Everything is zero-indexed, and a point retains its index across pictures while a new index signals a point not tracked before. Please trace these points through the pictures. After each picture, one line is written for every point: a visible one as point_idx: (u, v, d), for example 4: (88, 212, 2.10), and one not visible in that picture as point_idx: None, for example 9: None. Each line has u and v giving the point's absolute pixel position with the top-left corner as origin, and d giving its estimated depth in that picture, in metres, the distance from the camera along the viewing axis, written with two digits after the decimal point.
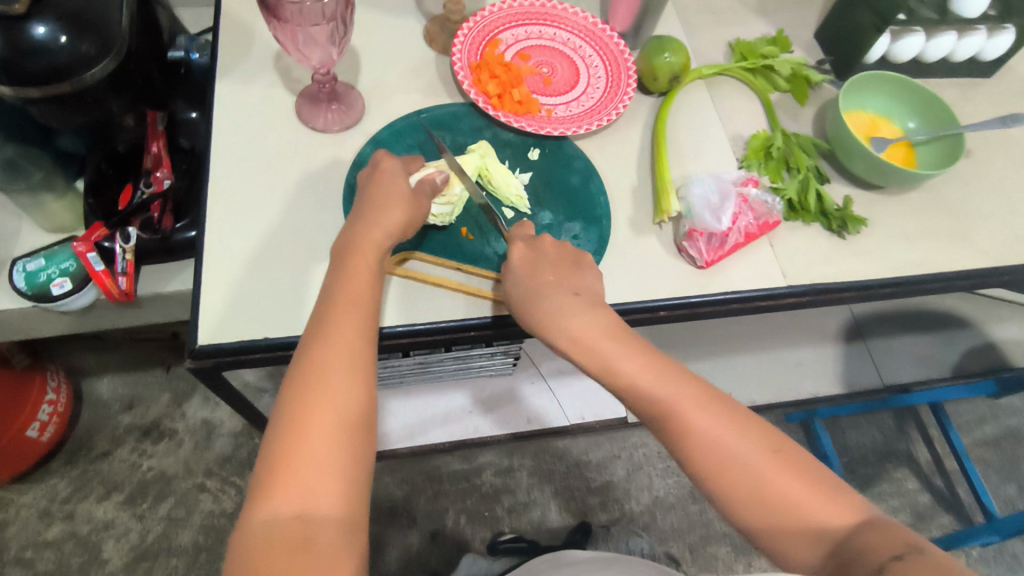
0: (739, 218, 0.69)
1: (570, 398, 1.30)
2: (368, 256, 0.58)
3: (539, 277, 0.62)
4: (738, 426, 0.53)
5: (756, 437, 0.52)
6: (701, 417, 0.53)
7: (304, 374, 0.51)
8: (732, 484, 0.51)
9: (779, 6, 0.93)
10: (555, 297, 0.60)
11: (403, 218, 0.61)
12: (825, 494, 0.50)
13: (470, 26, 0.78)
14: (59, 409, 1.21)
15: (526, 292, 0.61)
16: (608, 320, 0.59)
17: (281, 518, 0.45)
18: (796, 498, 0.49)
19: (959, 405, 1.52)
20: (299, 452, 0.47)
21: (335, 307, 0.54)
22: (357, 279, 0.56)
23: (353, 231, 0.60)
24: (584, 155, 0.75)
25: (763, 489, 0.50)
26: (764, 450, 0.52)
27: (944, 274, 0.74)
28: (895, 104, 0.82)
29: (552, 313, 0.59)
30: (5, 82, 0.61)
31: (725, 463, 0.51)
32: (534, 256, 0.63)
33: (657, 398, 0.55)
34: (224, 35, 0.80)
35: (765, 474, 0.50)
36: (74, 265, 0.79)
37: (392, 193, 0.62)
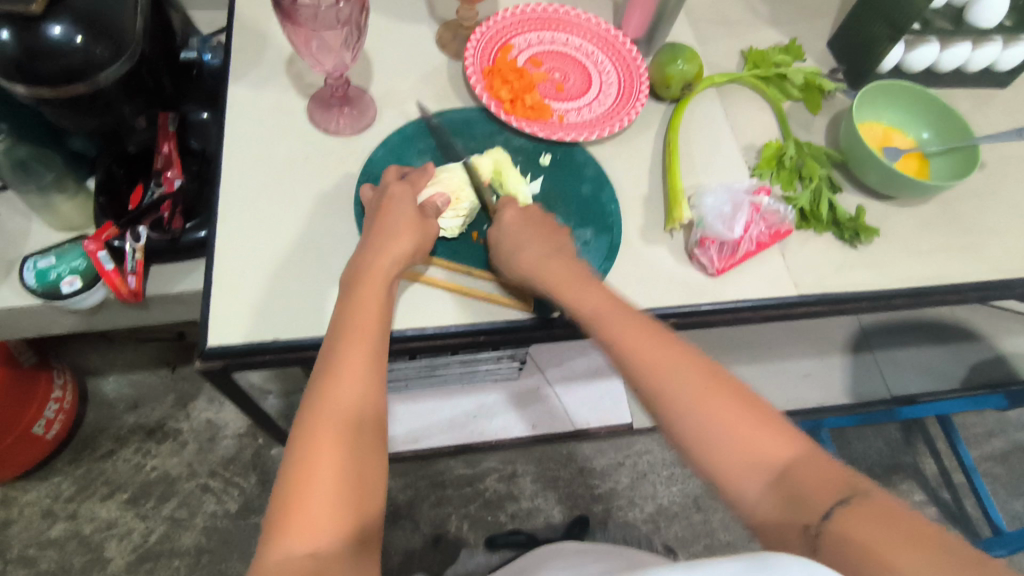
0: (750, 227, 0.70)
1: (575, 405, 1.28)
2: (376, 287, 0.59)
3: (523, 229, 0.65)
4: (688, 361, 0.53)
5: (705, 373, 0.53)
6: (653, 349, 0.54)
7: (316, 408, 0.51)
8: (679, 414, 0.51)
9: (792, 15, 0.93)
10: (535, 247, 0.64)
11: (410, 246, 0.62)
12: (772, 429, 0.50)
13: (482, 33, 0.79)
14: (65, 407, 1.21)
15: (507, 244, 0.65)
16: (577, 266, 0.62)
17: (296, 553, 0.45)
18: (740, 430, 0.49)
19: (967, 418, 1.51)
20: (313, 485, 0.48)
21: (347, 341, 0.55)
22: (368, 311, 0.57)
23: (363, 259, 0.61)
24: (595, 162, 0.75)
25: (709, 421, 0.50)
26: (711, 383, 0.52)
27: (957, 286, 0.73)
28: (909, 114, 0.82)
29: (532, 259, 0.63)
30: (20, 82, 0.61)
31: (673, 395, 0.52)
32: (523, 218, 0.66)
33: (612, 331, 0.56)
34: (237, 39, 0.80)
35: (710, 407, 0.51)
36: (84, 264, 0.79)
37: (401, 221, 0.63)
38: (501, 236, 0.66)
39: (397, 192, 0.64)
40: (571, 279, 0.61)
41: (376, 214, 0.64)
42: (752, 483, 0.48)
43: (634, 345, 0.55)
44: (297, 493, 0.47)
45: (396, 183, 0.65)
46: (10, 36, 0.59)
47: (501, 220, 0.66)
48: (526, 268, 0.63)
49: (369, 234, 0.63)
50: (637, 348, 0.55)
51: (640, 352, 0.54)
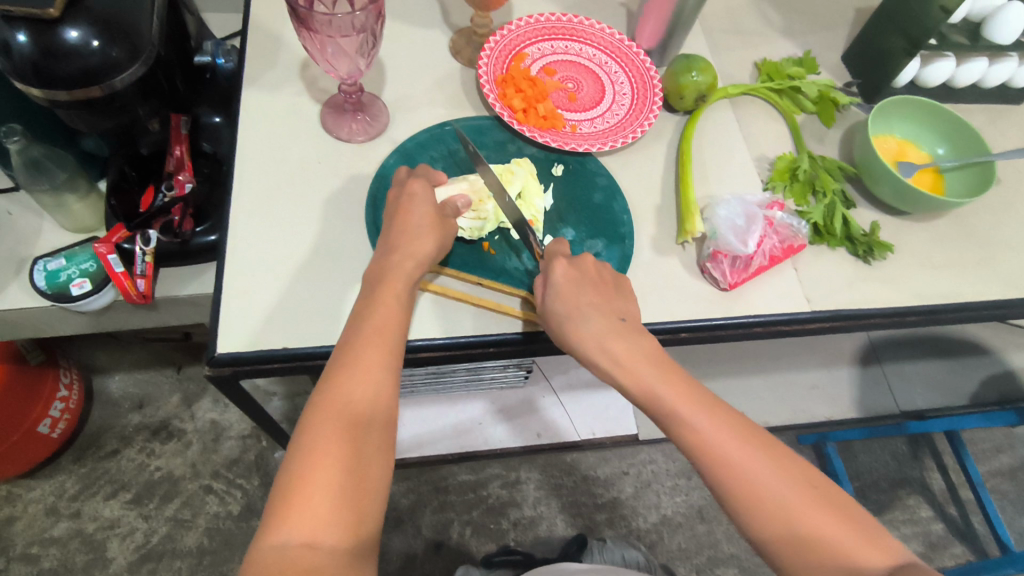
0: (763, 241, 0.69)
1: (580, 413, 1.27)
2: (396, 287, 0.59)
3: (580, 295, 0.61)
4: (778, 464, 0.52)
5: (796, 478, 0.52)
6: (739, 450, 0.53)
7: (327, 401, 0.52)
8: (775, 525, 0.50)
9: (806, 27, 0.93)
10: (594, 320, 0.60)
11: (431, 248, 0.62)
12: (871, 540, 0.49)
13: (495, 41, 0.79)
14: (71, 406, 1.21)
15: (564, 315, 0.61)
16: (646, 346, 0.59)
17: (293, 544, 0.46)
18: (834, 538, 0.49)
19: (975, 433, 1.49)
20: (316, 476, 0.48)
21: (364, 337, 0.56)
22: (385, 310, 0.58)
23: (382, 260, 0.61)
24: (607, 172, 0.74)
25: (808, 535, 0.49)
26: (805, 489, 0.51)
27: (971, 302, 0.73)
28: (924, 129, 0.81)
29: (593, 334, 0.59)
30: (36, 84, 0.61)
31: (770, 504, 0.50)
32: (578, 276, 0.63)
33: (693, 428, 0.54)
34: (252, 43, 0.81)
35: (807, 517, 0.49)
36: (94, 266, 0.79)
37: (422, 221, 0.63)
38: (555, 299, 0.62)
39: (416, 191, 0.64)
40: (638, 357, 0.58)
41: (395, 213, 0.64)
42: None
43: (723, 446, 0.53)
44: (299, 484, 0.48)
45: (415, 182, 0.65)
46: (26, 38, 0.59)
47: (552, 277, 0.63)
48: (585, 346, 0.59)
49: (389, 234, 0.63)
50: (724, 450, 0.53)
51: (727, 453, 0.53)
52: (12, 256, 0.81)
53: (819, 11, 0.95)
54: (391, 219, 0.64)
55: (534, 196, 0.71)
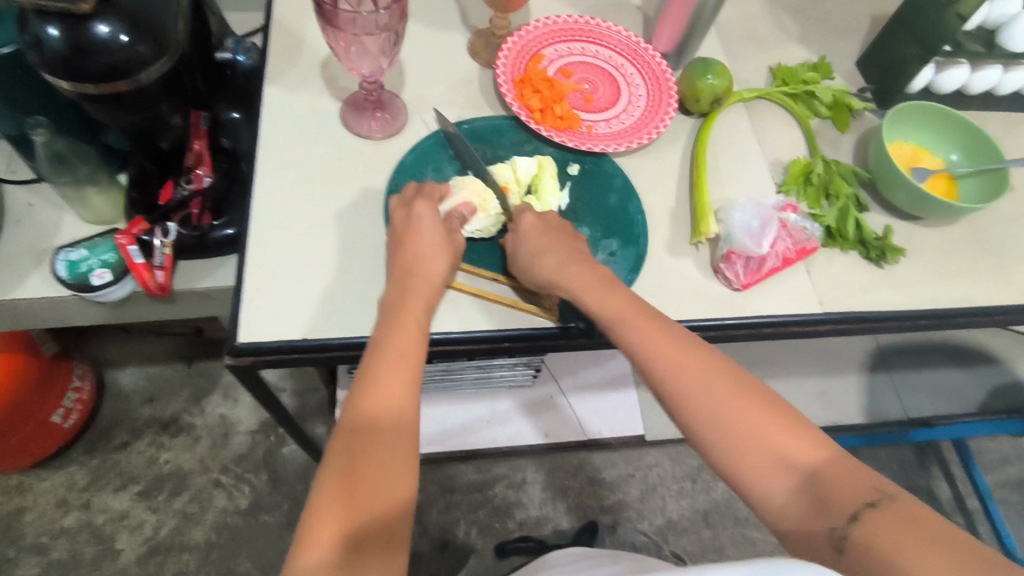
0: (777, 243, 0.69)
1: (588, 414, 1.28)
2: (416, 312, 0.60)
3: (542, 238, 0.66)
4: (707, 364, 0.55)
5: (727, 378, 0.54)
6: (672, 353, 0.56)
7: (354, 421, 0.53)
8: (700, 414, 0.53)
9: (821, 34, 0.94)
10: (556, 255, 0.64)
11: (445, 269, 0.64)
12: (797, 430, 0.51)
13: (513, 43, 0.80)
14: (83, 398, 1.22)
15: (528, 251, 0.65)
16: (597, 269, 0.64)
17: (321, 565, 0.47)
18: (769, 435, 0.51)
19: (983, 443, 1.49)
20: (338, 498, 0.49)
21: (387, 357, 0.57)
22: (407, 333, 0.58)
23: (400, 283, 0.62)
24: (623, 173, 0.75)
25: (735, 427, 0.52)
26: (734, 388, 0.54)
27: (984, 308, 0.73)
28: (939, 135, 0.82)
29: (552, 264, 0.63)
30: (65, 78, 0.63)
31: (700, 401, 0.54)
32: (542, 225, 0.67)
33: (631, 335, 0.58)
34: (274, 42, 0.82)
35: (736, 411, 0.52)
36: (114, 257, 0.80)
37: (434, 241, 0.64)
38: (521, 244, 0.66)
39: (423, 212, 0.64)
40: (592, 278, 0.62)
41: (403, 232, 0.64)
42: (780, 486, 0.50)
43: (657, 350, 0.57)
44: (324, 505, 0.49)
45: (420, 203, 0.65)
46: (57, 32, 0.61)
47: (519, 228, 0.67)
48: (550, 276, 0.63)
49: (402, 254, 0.63)
50: (658, 352, 0.57)
51: (661, 357, 0.56)
52: (33, 248, 0.83)
53: (834, 18, 0.96)
54: (399, 241, 0.64)
55: (548, 193, 0.72)
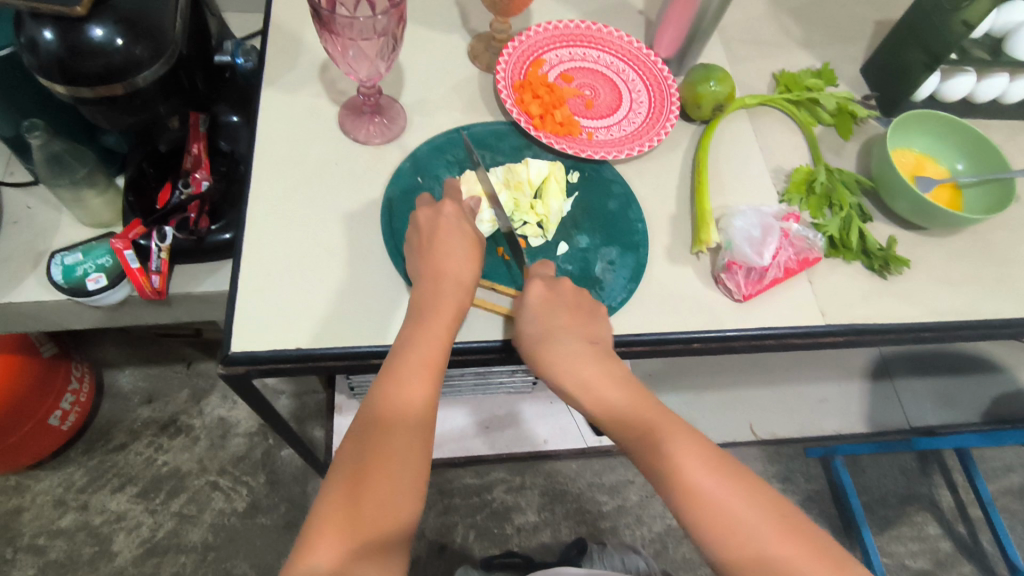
0: (778, 253, 0.69)
1: (587, 420, 1.26)
2: (443, 316, 0.59)
3: (555, 317, 0.62)
4: (741, 488, 0.53)
5: (759, 501, 0.52)
6: (704, 475, 0.53)
7: (369, 425, 0.53)
8: (736, 545, 0.50)
9: (826, 39, 0.93)
10: (569, 344, 0.61)
11: (474, 274, 0.63)
12: (835, 567, 0.49)
13: (514, 47, 0.79)
14: (81, 398, 1.22)
15: (539, 336, 0.61)
16: (614, 369, 0.60)
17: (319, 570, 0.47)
18: (807, 570, 0.49)
19: (985, 451, 1.47)
20: (343, 505, 0.50)
21: (408, 363, 0.56)
22: (431, 337, 0.58)
23: (430, 284, 0.61)
24: (623, 180, 0.74)
25: (771, 563, 0.49)
26: (771, 516, 0.51)
27: (988, 320, 0.72)
28: (944, 143, 0.81)
29: (567, 354, 0.61)
30: (61, 81, 0.62)
31: (734, 530, 0.51)
32: (553, 298, 0.63)
33: (657, 447, 0.56)
34: (273, 44, 0.81)
35: (773, 544, 0.50)
36: (110, 261, 0.80)
37: (463, 243, 0.63)
38: (530, 321, 0.62)
39: (448, 212, 0.65)
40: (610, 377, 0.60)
41: (428, 237, 0.63)
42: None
43: (688, 468, 0.54)
44: (329, 509, 0.50)
45: (447, 204, 0.65)
46: (52, 35, 0.60)
47: (526, 300, 0.63)
48: (559, 368, 0.60)
49: (432, 257, 0.62)
50: (688, 471, 0.54)
51: (693, 479, 0.53)
52: (30, 249, 0.82)
53: (839, 23, 0.95)
54: (425, 244, 0.63)
55: (552, 195, 0.71)
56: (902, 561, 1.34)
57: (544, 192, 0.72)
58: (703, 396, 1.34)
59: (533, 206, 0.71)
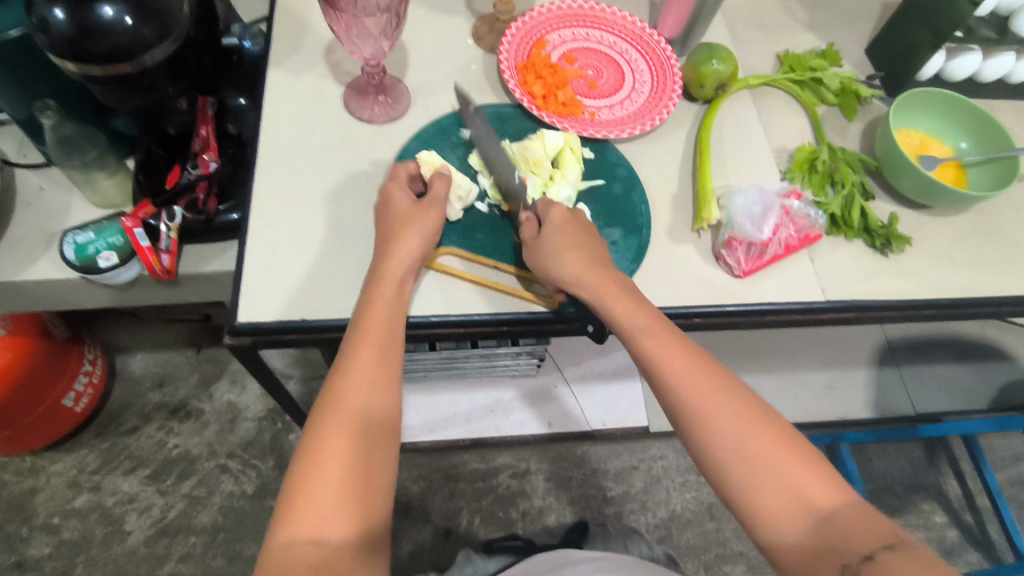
0: (779, 229, 0.69)
1: (592, 406, 1.28)
2: (390, 292, 0.60)
3: (571, 233, 0.64)
4: (729, 396, 0.54)
5: (748, 409, 0.53)
6: (692, 371, 0.55)
7: (327, 397, 0.55)
8: (716, 437, 0.52)
9: (830, 20, 0.92)
10: (579, 252, 0.62)
11: (418, 244, 0.63)
12: (805, 459, 0.51)
13: (517, 28, 0.80)
14: (94, 381, 1.24)
15: (554, 244, 0.63)
16: (619, 276, 0.62)
17: (306, 540, 0.48)
18: (778, 465, 0.50)
19: (993, 440, 1.47)
20: (324, 478, 0.50)
21: (357, 337, 0.58)
22: (377, 314, 0.59)
23: (376, 266, 0.62)
24: (627, 162, 0.75)
25: (753, 462, 0.51)
26: (753, 418, 0.53)
27: (991, 299, 0.72)
28: (947, 123, 0.80)
29: (577, 262, 0.61)
30: (71, 60, 0.64)
31: (721, 426, 0.52)
32: (572, 220, 0.65)
33: (643, 339, 0.58)
34: (280, 27, 0.82)
35: (751, 438, 0.52)
36: (120, 240, 0.81)
37: (404, 224, 0.63)
38: (550, 233, 0.64)
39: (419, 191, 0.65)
40: (611, 282, 0.61)
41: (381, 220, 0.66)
42: (793, 524, 0.48)
43: (676, 369, 0.55)
44: (305, 485, 0.50)
45: (391, 186, 0.67)
46: (63, 14, 0.62)
47: (548, 217, 0.65)
48: (569, 269, 0.61)
49: (380, 249, 0.63)
50: (677, 370, 0.55)
51: (684, 380, 0.55)
52: (43, 230, 0.84)
53: (844, 4, 0.94)
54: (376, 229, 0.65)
55: (569, 164, 0.72)
56: None
57: (561, 161, 0.72)
58: None
59: (552, 177, 0.71)
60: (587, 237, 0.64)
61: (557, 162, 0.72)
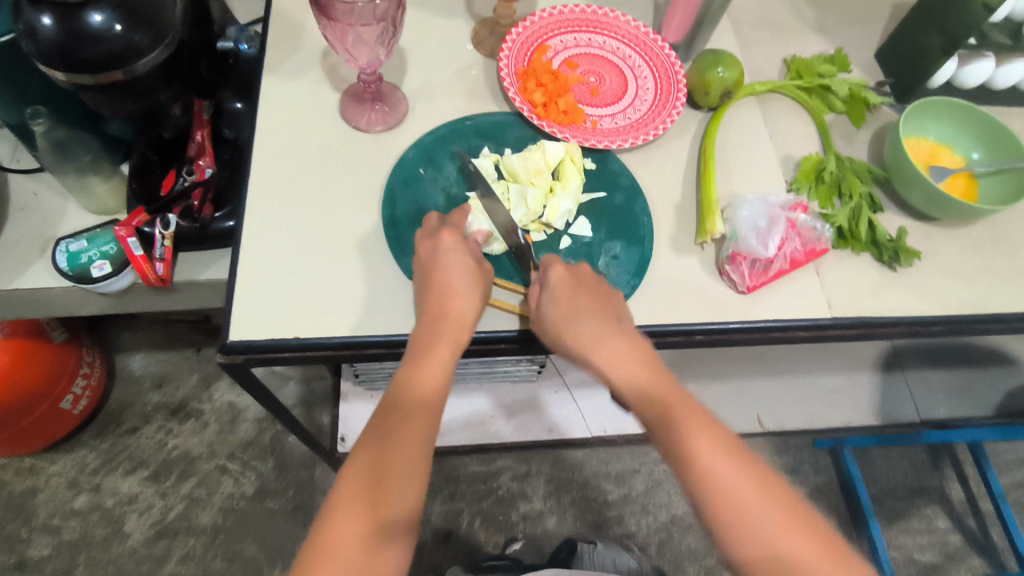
0: (786, 243, 0.67)
1: (593, 414, 1.27)
2: (441, 357, 0.59)
3: (579, 297, 0.61)
4: (761, 485, 0.53)
5: (776, 498, 0.53)
6: (721, 461, 0.54)
7: (362, 465, 0.54)
8: (747, 533, 0.51)
9: (839, 24, 0.90)
10: (590, 321, 0.60)
11: (473, 307, 0.62)
12: (828, 548, 0.51)
13: (518, 32, 0.78)
14: (93, 382, 1.24)
15: (561, 312, 0.61)
16: (640, 348, 0.60)
17: (340, 548, 0.51)
18: (808, 559, 0.50)
19: (998, 444, 1.45)
20: (358, 489, 0.53)
21: (405, 406, 0.57)
22: (428, 382, 0.58)
23: (429, 324, 0.60)
24: (629, 172, 0.73)
25: (783, 556, 0.50)
26: (781, 509, 0.52)
27: (1002, 314, 0.70)
28: (958, 132, 0.78)
29: (588, 330, 0.60)
30: (60, 68, 0.62)
31: (753, 517, 0.52)
32: (573, 281, 0.63)
33: (669, 417, 0.56)
34: (276, 30, 0.81)
35: (781, 533, 0.51)
36: (114, 249, 0.80)
37: (463, 278, 0.62)
38: (553, 298, 0.61)
39: (450, 244, 0.63)
40: (630, 355, 0.59)
41: (429, 265, 0.63)
42: None
43: (709, 455, 0.54)
44: (343, 492, 0.53)
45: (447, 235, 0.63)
46: (51, 21, 0.60)
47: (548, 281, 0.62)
48: (582, 341, 0.60)
49: (432, 287, 0.62)
50: (707, 454, 0.54)
51: (715, 466, 0.54)
52: (38, 236, 0.83)
53: (855, 6, 0.92)
54: (429, 271, 0.63)
55: (570, 175, 0.70)
56: (911, 553, 1.33)
57: (562, 173, 0.71)
58: (711, 387, 1.32)
59: (553, 188, 0.70)
60: (597, 300, 0.61)
61: (557, 173, 0.71)
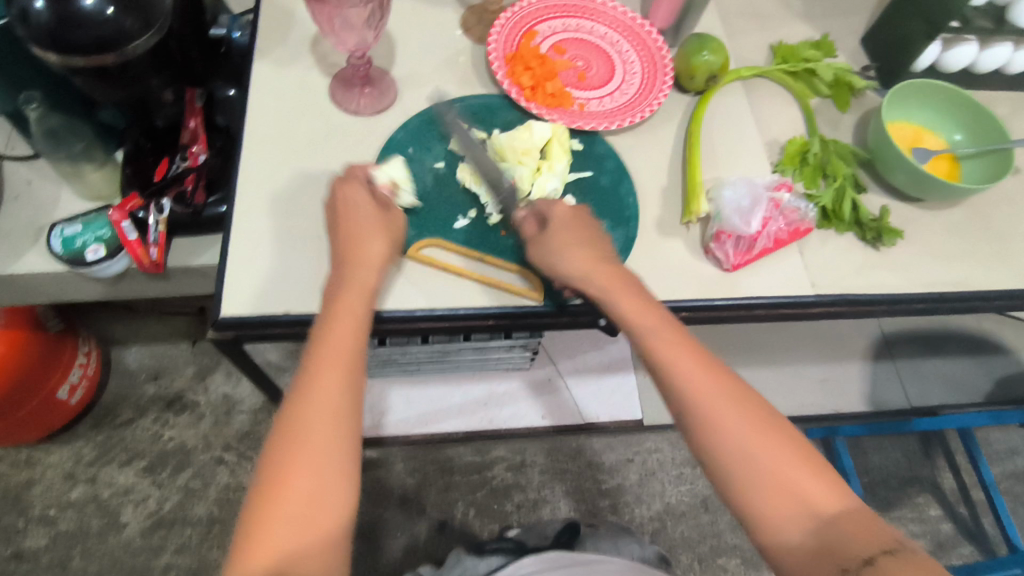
0: (768, 222, 0.69)
1: (586, 399, 1.30)
2: (354, 304, 0.59)
3: (573, 232, 0.63)
4: (740, 404, 0.55)
5: (756, 419, 0.55)
6: (705, 379, 0.56)
7: (291, 421, 0.54)
8: (733, 448, 0.53)
9: (825, 12, 0.91)
10: (584, 249, 0.62)
11: (382, 249, 0.62)
12: (809, 466, 0.53)
13: (506, 18, 0.79)
14: (89, 373, 1.24)
15: (553, 242, 0.62)
16: (627, 275, 0.62)
17: (284, 493, 0.51)
18: (791, 474, 0.52)
19: (989, 433, 1.46)
20: (288, 439, 0.53)
21: (323, 356, 0.56)
22: (345, 330, 0.58)
23: (342, 273, 0.60)
24: (616, 154, 0.74)
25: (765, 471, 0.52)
26: (756, 423, 0.54)
27: (983, 294, 0.71)
28: (941, 115, 0.79)
29: (581, 258, 0.61)
30: (51, 50, 0.63)
31: (733, 433, 0.54)
32: (573, 219, 0.64)
33: (657, 340, 0.58)
34: (267, 18, 0.81)
35: (758, 448, 0.53)
36: (108, 233, 0.81)
37: (367, 220, 0.63)
38: (556, 228, 0.63)
39: (353, 194, 0.64)
40: (617, 279, 0.61)
41: (337, 215, 0.64)
42: (800, 531, 0.50)
43: (695, 373, 0.56)
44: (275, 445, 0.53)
45: (349, 185, 0.64)
46: (43, 4, 0.61)
47: (552, 215, 0.64)
48: (575, 266, 0.61)
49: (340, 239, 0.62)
50: (690, 372, 0.56)
51: (700, 384, 0.56)
52: (32, 224, 0.84)
53: None
54: (336, 217, 0.64)
55: (556, 157, 0.71)
56: None
57: (548, 153, 0.72)
58: None
59: (539, 168, 0.71)
60: (585, 235, 0.63)
61: (545, 153, 0.72)
